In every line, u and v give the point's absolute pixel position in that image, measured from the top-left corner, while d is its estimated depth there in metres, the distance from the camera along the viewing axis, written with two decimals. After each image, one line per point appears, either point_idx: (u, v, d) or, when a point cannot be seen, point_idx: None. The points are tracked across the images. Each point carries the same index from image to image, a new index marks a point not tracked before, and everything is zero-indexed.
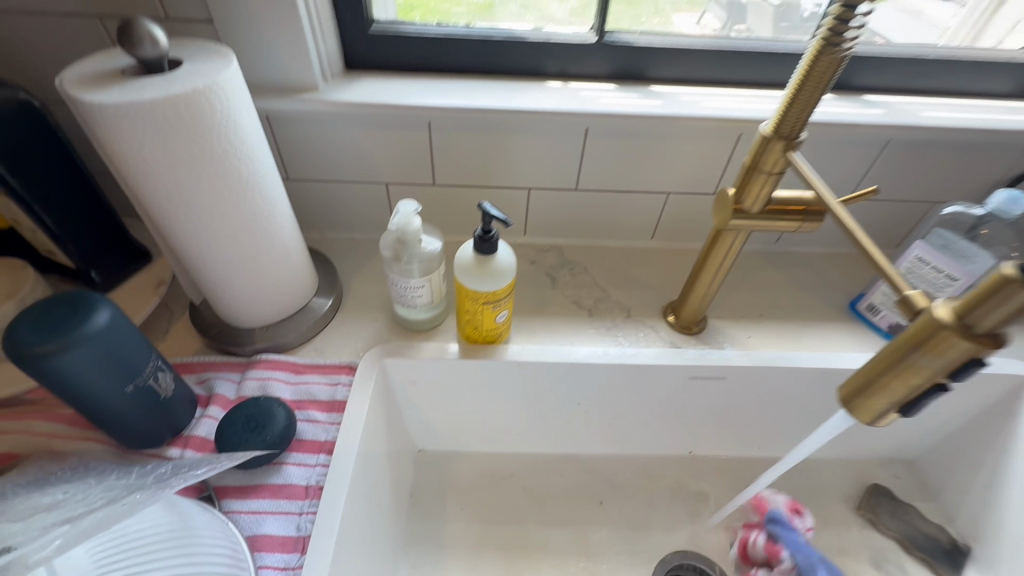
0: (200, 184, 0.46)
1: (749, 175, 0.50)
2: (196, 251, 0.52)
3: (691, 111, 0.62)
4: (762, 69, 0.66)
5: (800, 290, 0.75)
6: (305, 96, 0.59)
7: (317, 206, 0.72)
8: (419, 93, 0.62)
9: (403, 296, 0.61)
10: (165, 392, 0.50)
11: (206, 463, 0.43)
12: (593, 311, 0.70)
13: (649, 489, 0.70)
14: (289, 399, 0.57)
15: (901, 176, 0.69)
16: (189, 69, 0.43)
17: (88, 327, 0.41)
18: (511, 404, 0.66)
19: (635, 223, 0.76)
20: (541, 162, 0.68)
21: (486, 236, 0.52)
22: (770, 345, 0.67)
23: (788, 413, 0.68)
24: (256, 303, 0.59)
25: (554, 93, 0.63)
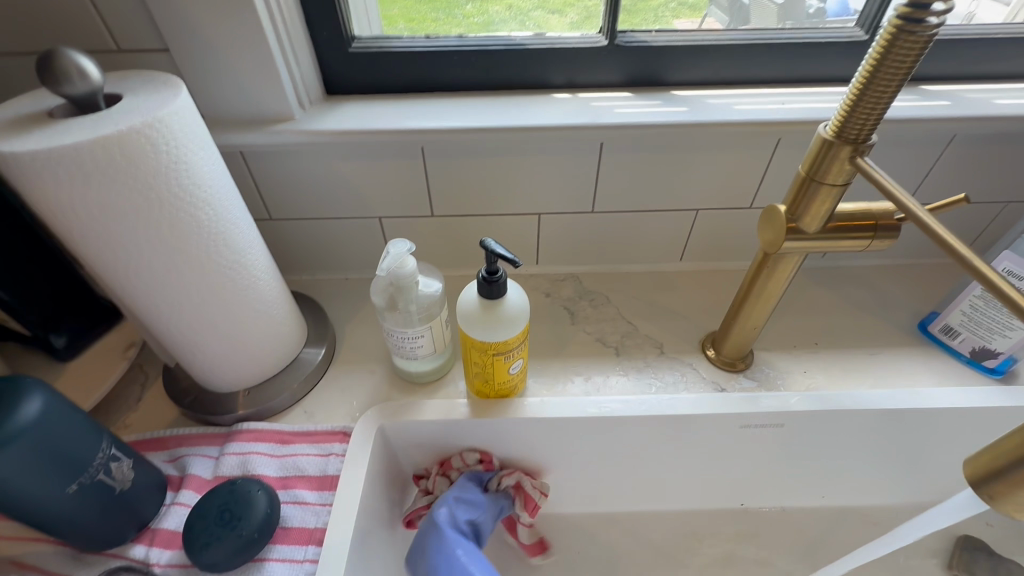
0: (149, 238, 0.39)
1: (806, 189, 0.42)
2: (157, 312, 0.45)
3: (722, 116, 0.54)
4: (799, 64, 0.58)
5: (856, 311, 0.65)
6: (280, 128, 0.53)
7: (305, 246, 0.65)
8: (408, 115, 0.54)
9: (401, 348, 0.53)
10: (123, 484, 0.42)
11: None
12: (620, 349, 0.61)
13: (697, 553, 0.60)
14: (273, 476, 0.49)
15: (970, 175, 0.59)
16: (127, 105, 0.36)
17: (10, 423, 0.34)
18: (530, 461, 0.57)
19: (662, 244, 0.67)
20: (551, 183, 0.60)
21: (491, 278, 0.44)
22: (830, 381, 0.58)
23: (857, 457, 0.58)
24: (236, 364, 0.52)
25: (562, 107, 0.56)
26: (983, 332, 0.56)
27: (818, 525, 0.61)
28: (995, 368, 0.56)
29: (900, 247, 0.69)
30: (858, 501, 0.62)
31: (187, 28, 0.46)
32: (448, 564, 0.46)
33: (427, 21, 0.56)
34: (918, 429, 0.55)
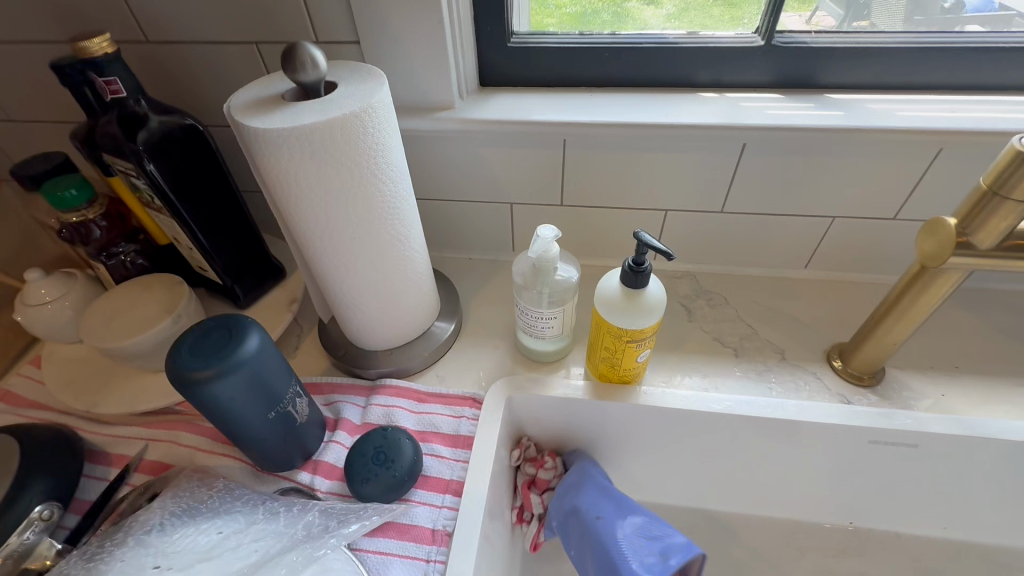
0: (344, 207, 0.45)
1: (984, 203, 0.40)
2: (332, 273, 0.51)
3: (882, 123, 0.52)
4: (975, 70, 0.55)
5: (1008, 339, 0.60)
6: (442, 115, 0.57)
7: (440, 225, 0.71)
8: (556, 108, 0.58)
9: (532, 327, 0.57)
10: (301, 418, 0.49)
11: (355, 514, 0.46)
12: (739, 351, 0.61)
13: (799, 563, 0.59)
14: (413, 429, 0.55)
15: None
16: (345, 92, 0.42)
17: (240, 353, 0.41)
18: (639, 447, 0.59)
19: (789, 249, 0.66)
20: (685, 179, 0.60)
21: (638, 268, 0.46)
22: (972, 408, 0.55)
23: (997, 492, 0.55)
24: (384, 326, 0.58)
25: (707, 106, 0.56)
26: None
27: (939, 557, 0.59)
28: None
29: None
30: (985, 539, 0.59)
31: (378, 23, 0.52)
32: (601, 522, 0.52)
33: (583, 17, 0.58)
34: None
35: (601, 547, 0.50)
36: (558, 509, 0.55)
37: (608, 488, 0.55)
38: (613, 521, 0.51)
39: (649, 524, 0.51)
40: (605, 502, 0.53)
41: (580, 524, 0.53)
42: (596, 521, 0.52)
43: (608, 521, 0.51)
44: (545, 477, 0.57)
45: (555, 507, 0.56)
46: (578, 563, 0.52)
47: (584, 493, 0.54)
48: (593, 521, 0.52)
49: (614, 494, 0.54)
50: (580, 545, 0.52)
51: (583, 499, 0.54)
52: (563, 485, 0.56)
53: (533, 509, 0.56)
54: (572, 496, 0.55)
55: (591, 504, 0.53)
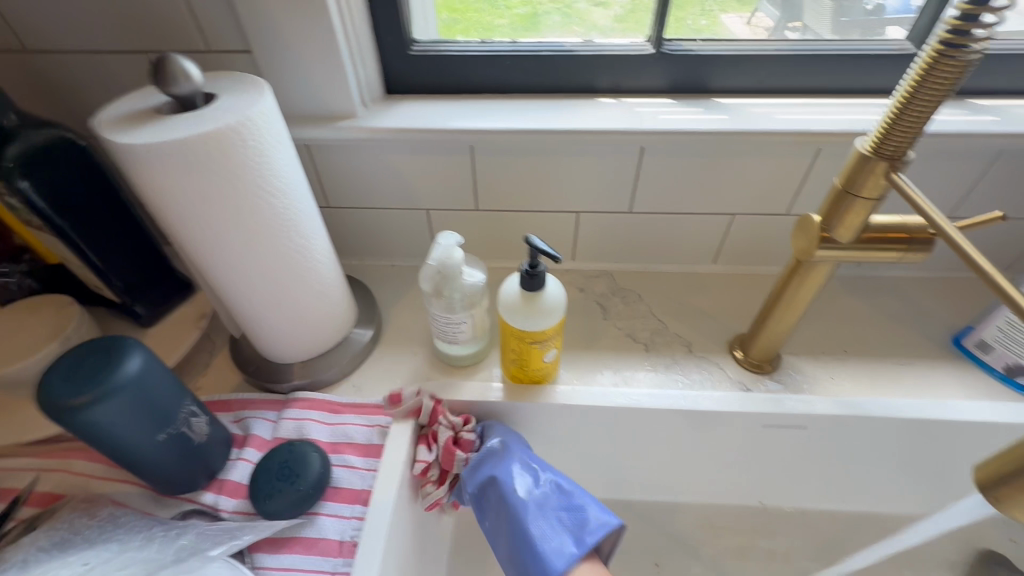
0: (231, 222, 0.44)
1: (839, 200, 0.43)
2: (230, 288, 0.50)
3: (763, 126, 0.55)
4: (846, 75, 0.59)
5: (891, 322, 0.65)
6: (344, 124, 0.57)
7: (358, 233, 0.70)
8: (461, 115, 0.58)
9: (443, 332, 0.57)
10: (200, 438, 0.48)
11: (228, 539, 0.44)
12: (649, 346, 0.64)
13: (712, 544, 0.63)
14: (325, 441, 0.54)
15: (1016, 193, 0.59)
16: (223, 104, 0.41)
17: (118, 376, 0.39)
18: (558, 444, 0.60)
19: (696, 245, 0.69)
20: (591, 182, 0.62)
21: (533, 272, 0.47)
22: (857, 388, 0.59)
23: (881, 466, 0.59)
24: (294, 338, 0.57)
25: (605, 111, 0.58)
26: (1019, 348, 0.56)
27: (837, 529, 0.63)
28: None
29: (939, 260, 0.69)
30: (877, 508, 0.63)
31: (268, 33, 0.51)
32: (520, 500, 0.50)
33: (533, 18, 0.59)
34: (945, 440, 0.56)
35: (518, 530, 0.49)
36: (472, 476, 0.52)
37: (525, 459, 0.52)
38: (532, 499, 0.50)
39: (566, 496, 0.50)
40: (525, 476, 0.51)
41: (497, 500, 0.51)
42: (513, 497, 0.50)
43: (527, 497, 0.50)
44: (471, 438, 0.54)
45: (468, 475, 0.53)
46: (491, 536, 0.51)
47: (503, 467, 0.51)
48: (511, 498, 0.50)
49: (531, 465, 0.52)
50: (494, 519, 0.51)
51: (502, 472, 0.51)
52: (478, 457, 0.53)
53: (450, 467, 0.54)
54: (489, 468, 0.52)
55: (510, 478, 0.51)
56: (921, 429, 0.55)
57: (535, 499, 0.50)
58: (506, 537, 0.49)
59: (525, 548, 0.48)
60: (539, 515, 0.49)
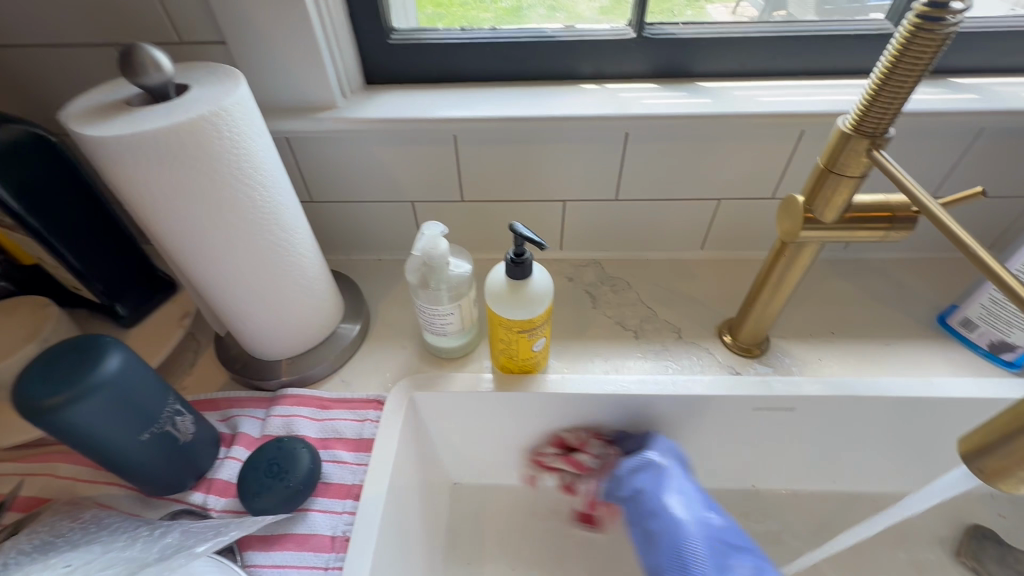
0: (209, 216, 0.43)
1: (822, 180, 0.43)
2: (211, 285, 0.49)
3: (746, 108, 0.55)
4: (828, 56, 0.59)
5: (877, 303, 0.66)
6: (324, 116, 0.56)
7: (343, 228, 0.70)
8: (443, 104, 0.58)
9: (431, 324, 0.57)
10: (185, 437, 0.47)
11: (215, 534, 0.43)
12: (639, 332, 0.64)
13: None
14: (314, 437, 0.54)
15: (997, 171, 0.60)
16: (196, 95, 0.41)
17: (96, 375, 0.39)
18: (551, 434, 0.60)
19: (683, 231, 0.69)
20: (577, 170, 0.62)
21: (518, 260, 0.47)
22: (845, 369, 0.59)
23: (870, 446, 0.60)
24: (279, 334, 0.56)
25: (589, 97, 0.58)
26: (1002, 325, 0.57)
27: (829, 509, 0.63)
28: (1012, 361, 0.57)
29: (923, 240, 0.69)
30: (867, 487, 0.64)
31: (242, 23, 0.50)
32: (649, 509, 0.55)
33: (518, 12, 0.59)
34: (932, 418, 0.56)
35: (658, 539, 0.54)
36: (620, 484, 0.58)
37: (666, 479, 0.56)
38: (688, 525, 0.53)
39: (726, 528, 0.53)
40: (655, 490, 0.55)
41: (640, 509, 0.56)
42: (665, 511, 0.54)
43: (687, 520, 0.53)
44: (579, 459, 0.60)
45: (623, 479, 0.57)
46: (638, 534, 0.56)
47: (658, 483, 0.55)
48: (660, 508, 0.54)
49: (671, 483, 0.55)
50: (648, 532, 0.55)
51: (659, 489, 0.55)
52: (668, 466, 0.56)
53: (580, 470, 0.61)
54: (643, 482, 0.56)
55: (666, 494, 0.54)
56: (910, 408, 0.55)
57: (677, 510, 0.54)
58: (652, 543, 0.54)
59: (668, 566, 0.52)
60: (700, 539, 0.52)
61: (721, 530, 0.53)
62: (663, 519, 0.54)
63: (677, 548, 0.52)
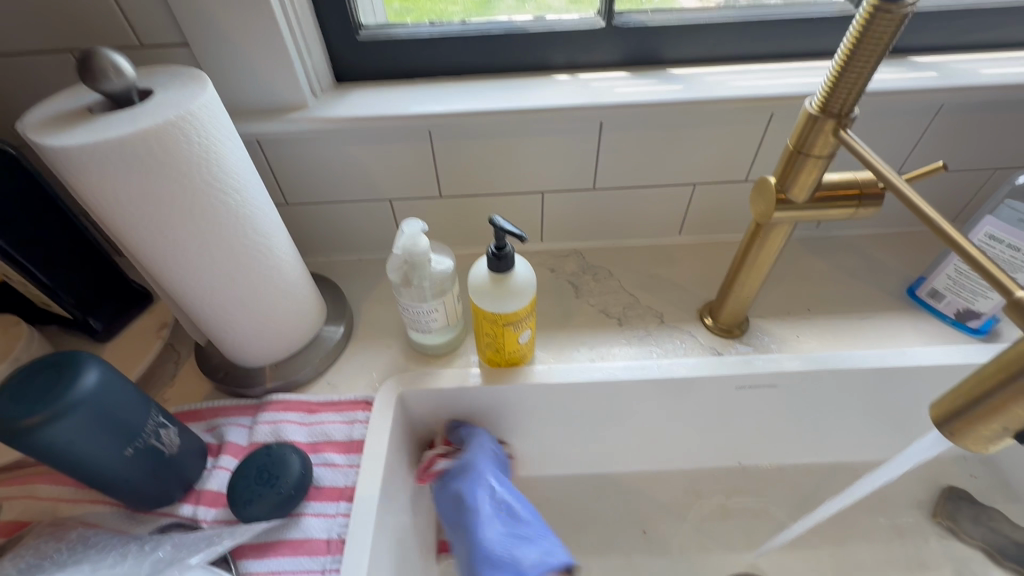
0: (182, 224, 0.43)
1: (793, 161, 0.44)
2: (188, 293, 0.48)
3: (717, 93, 0.56)
4: (793, 39, 0.60)
5: (850, 278, 0.68)
6: (294, 116, 0.55)
7: (321, 229, 0.69)
8: (416, 100, 0.57)
9: (416, 322, 0.56)
10: (171, 450, 0.46)
11: (207, 549, 0.42)
12: (622, 320, 0.64)
13: (696, 507, 0.65)
14: (304, 442, 0.53)
15: (958, 146, 0.62)
16: (161, 100, 0.40)
17: (74, 392, 0.38)
18: (541, 424, 0.61)
19: (661, 217, 0.70)
20: (554, 161, 0.63)
21: (499, 254, 0.47)
22: (821, 344, 0.61)
23: (849, 418, 0.62)
24: (262, 340, 0.55)
25: (562, 88, 0.58)
26: (967, 294, 0.59)
27: (813, 482, 0.66)
28: (978, 328, 0.59)
29: (890, 215, 0.71)
30: (847, 457, 0.66)
31: (205, 24, 0.49)
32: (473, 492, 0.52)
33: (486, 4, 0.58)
34: (907, 386, 0.58)
35: (474, 546, 0.48)
36: (443, 491, 0.55)
37: (490, 479, 0.53)
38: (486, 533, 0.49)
39: (530, 525, 0.50)
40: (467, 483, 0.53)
41: (459, 504, 0.52)
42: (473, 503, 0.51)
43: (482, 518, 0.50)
44: None
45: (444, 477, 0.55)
46: (456, 541, 0.51)
47: (469, 484, 0.53)
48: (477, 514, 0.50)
49: (501, 485, 0.53)
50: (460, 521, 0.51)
51: (466, 486, 0.53)
52: (478, 467, 0.54)
53: None
54: (458, 484, 0.53)
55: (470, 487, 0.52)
56: (884, 379, 0.57)
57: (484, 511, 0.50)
58: (465, 553, 0.49)
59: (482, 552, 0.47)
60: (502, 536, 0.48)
61: (513, 522, 0.50)
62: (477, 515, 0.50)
63: (494, 554, 0.47)
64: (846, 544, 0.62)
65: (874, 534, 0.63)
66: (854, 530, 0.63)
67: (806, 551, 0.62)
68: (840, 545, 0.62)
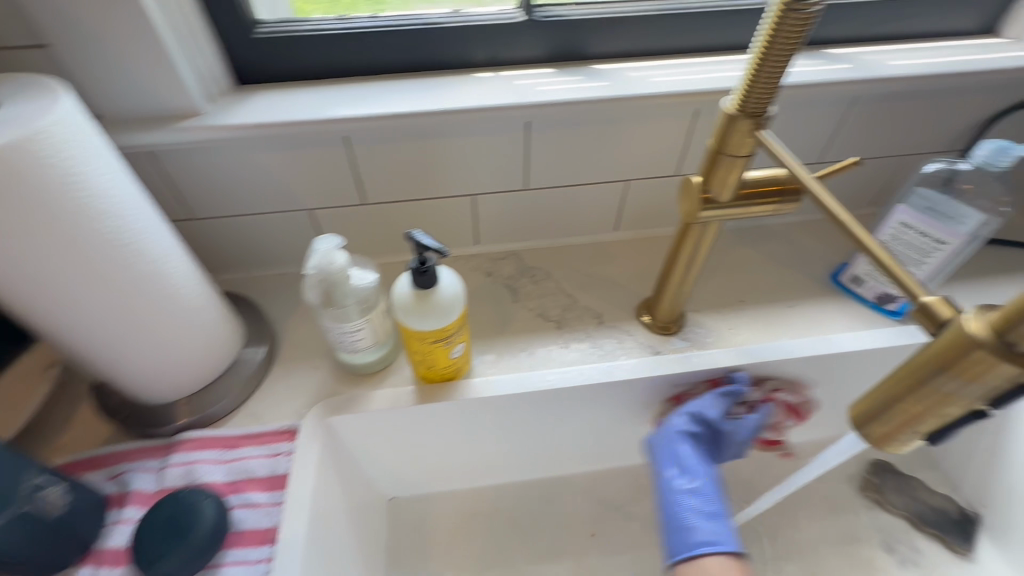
0: (47, 257, 0.37)
1: (714, 160, 0.44)
2: (68, 333, 0.43)
3: (641, 89, 0.55)
4: (714, 32, 0.60)
5: (779, 267, 0.69)
6: (187, 124, 0.50)
7: (234, 244, 0.63)
8: (327, 102, 0.53)
9: (341, 342, 0.53)
10: (57, 510, 0.41)
11: None
12: (562, 322, 0.63)
13: (643, 502, 0.65)
14: (222, 482, 0.49)
15: (872, 135, 0.64)
16: (6, 115, 0.35)
17: None
18: (484, 436, 0.59)
19: (596, 215, 0.69)
20: (482, 162, 0.60)
21: (423, 269, 0.44)
22: (755, 334, 0.62)
23: (784, 404, 0.63)
24: (167, 375, 0.50)
25: (484, 86, 0.55)
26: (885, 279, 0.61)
27: (753, 468, 0.68)
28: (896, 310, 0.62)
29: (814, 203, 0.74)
30: (782, 441, 0.69)
31: (64, 22, 0.42)
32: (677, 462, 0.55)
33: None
34: (835, 371, 0.60)
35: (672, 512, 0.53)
36: (662, 437, 0.57)
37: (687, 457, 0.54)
38: (682, 503, 0.53)
39: (707, 497, 0.53)
40: (697, 445, 0.56)
41: (663, 470, 0.55)
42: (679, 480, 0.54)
43: (673, 490, 0.54)
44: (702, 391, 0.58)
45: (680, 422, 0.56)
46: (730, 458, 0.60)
47: (667, 449, 0.55)
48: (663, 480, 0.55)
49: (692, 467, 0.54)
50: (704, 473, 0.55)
51: (669, 450, 0.55)
52: (669, 448, 0.55)
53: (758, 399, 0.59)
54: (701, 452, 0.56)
55: (668, 460, 0.55)
56: (815, 365, 0.59)
57: (676, 485, 0.54)
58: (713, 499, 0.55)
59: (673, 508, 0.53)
60: (694, 510, 0.52)
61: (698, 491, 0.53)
62: (671, 495, 0.53)
63: (681, 522, 0.52)
64: (786, 525, 0.65)
65: (810, 513, 0.65)
66: (793, 511, 0.65)
67: (749, 536, 0.64)
68: (780, 527, 0.64)
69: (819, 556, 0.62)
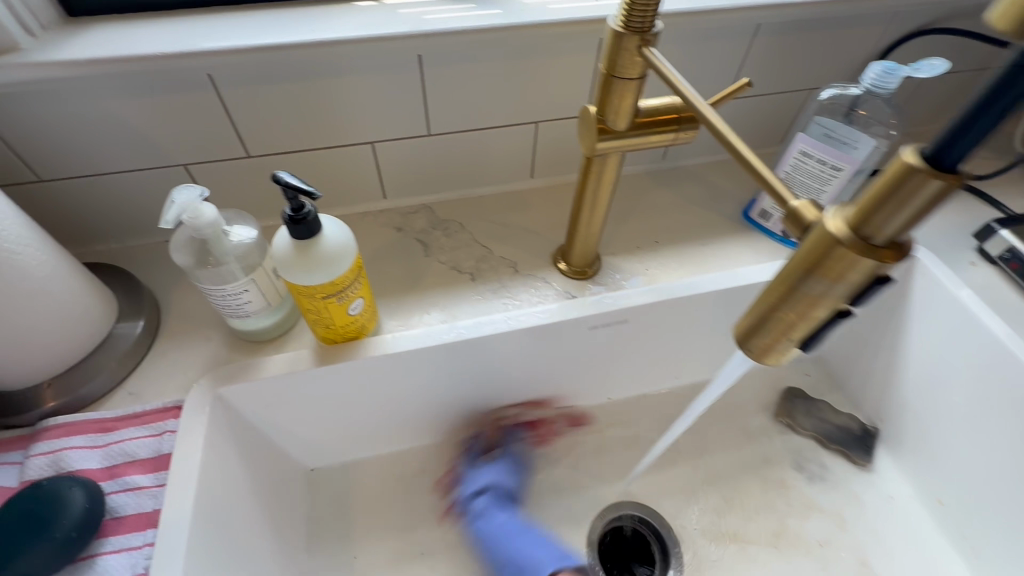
0: None
1: (608, 86, 0.42)
2: None
3: (537, 18, 0.51)
4: None
5: (694, 207, 0.69)
6: (5, 62, 0.42)
7: (101, 208, 0.56)
8: (182, 36, 0.46)
9: (227, 308, 0.48)
10: None
11: None
12: (476, 274, 0.61)
13: (570, 447, 0.66)
14: (98, 469, 0.44)
15: (776, 67, 0.64)
16: None
17: None
18: (399, 397, 0.56)
19: (508, 162, 0.66)
20: (375, 105, 0.55)
21: (297, 217, 0.40)
22: (668, 274, 0.62)
23: (700, 341, 0.64)
24: (17, 357, 0.44)
25: (366, 16, 0.50)
26: None
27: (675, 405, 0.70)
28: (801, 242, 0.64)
29: None
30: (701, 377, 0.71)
31: None
32: (477, 515, 0.59)
33: None
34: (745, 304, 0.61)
35: (494, 551, 0.57)
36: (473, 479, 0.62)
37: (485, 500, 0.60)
38: (495, 538, 0.58)
39: (504, 546, 0.57)
40: (490, 501, 0.60)
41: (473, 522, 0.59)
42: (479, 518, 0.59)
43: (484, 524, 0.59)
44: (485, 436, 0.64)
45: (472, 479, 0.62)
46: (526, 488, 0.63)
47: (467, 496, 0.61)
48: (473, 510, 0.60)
49: (484, 506, 0.60)
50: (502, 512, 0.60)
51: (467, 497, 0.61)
52: (483, 502, 0.60)
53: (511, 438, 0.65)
54: (477, 506, 0.60)
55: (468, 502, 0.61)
56: (725, 299, 0.60)
57: (484, 523, 0.59)
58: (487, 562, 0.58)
59: (496, 546, 0.57)
60: (500, 541, 0.57)
61: (495, 528, 0.58)
62: (484, 527, 0.58)
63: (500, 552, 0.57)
64: (706, 456, 0.67)
65: (729, 443, 0.68)
66: (712, 442, 0.68)
67: (673, 471, 0.66)
68: (701, 458, 0.67)
69: (735, 481, 0.65)
